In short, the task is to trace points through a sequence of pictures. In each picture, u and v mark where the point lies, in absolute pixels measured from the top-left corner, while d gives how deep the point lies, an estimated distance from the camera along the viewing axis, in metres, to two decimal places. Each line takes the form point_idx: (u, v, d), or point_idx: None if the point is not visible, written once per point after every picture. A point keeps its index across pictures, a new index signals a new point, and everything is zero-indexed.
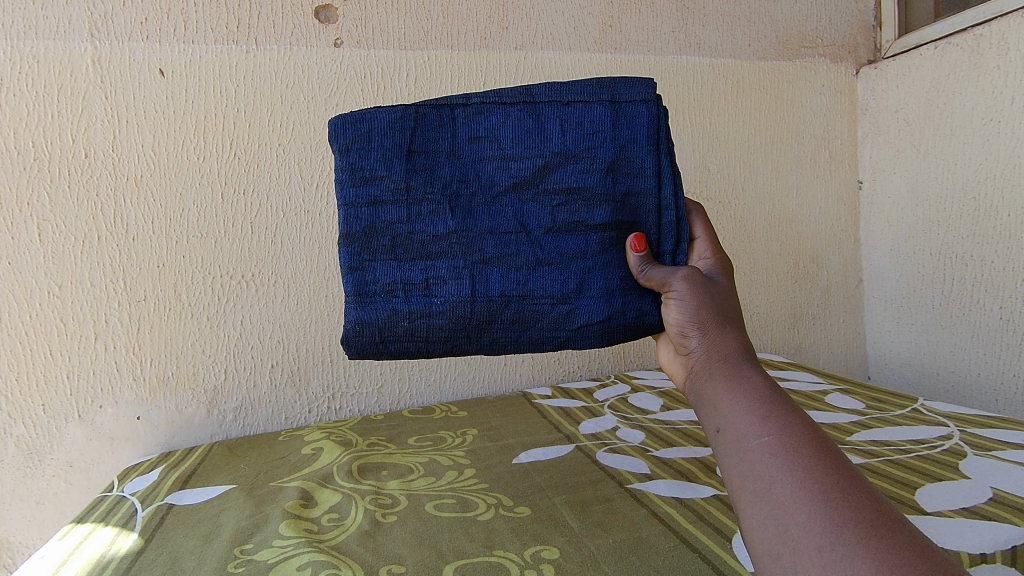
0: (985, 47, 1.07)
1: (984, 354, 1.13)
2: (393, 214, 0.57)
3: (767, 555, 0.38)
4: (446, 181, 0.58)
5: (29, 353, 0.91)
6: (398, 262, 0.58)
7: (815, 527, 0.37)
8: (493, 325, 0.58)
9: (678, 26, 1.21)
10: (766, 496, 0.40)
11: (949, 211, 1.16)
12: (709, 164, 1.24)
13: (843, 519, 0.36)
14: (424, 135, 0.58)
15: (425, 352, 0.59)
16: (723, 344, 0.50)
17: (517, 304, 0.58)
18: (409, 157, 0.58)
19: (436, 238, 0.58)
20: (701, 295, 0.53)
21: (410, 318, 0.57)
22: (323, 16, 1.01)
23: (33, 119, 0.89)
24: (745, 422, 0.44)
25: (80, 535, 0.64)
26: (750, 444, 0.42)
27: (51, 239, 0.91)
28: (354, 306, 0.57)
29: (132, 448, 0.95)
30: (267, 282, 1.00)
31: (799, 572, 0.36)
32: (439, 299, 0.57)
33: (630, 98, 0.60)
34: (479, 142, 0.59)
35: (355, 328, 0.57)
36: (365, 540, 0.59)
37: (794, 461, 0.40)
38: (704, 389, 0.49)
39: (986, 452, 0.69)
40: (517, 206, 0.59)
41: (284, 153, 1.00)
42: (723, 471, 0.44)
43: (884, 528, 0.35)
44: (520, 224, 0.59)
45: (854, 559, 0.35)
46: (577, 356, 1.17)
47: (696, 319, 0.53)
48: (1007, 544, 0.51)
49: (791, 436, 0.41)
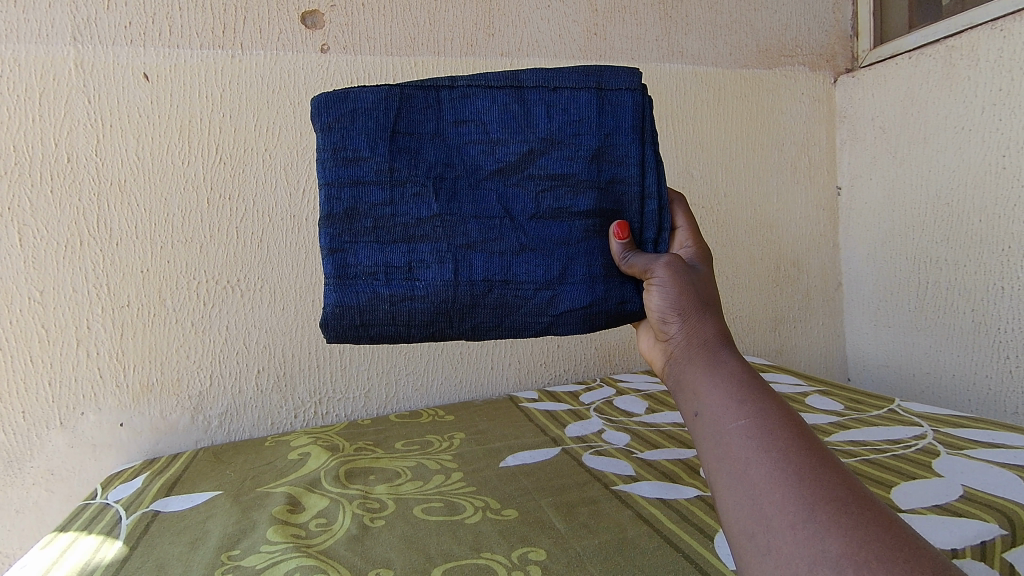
0: (956, 58, 1.11)
1: (957, 355, 1.16)
2: (376, 196, 0.58)
3: (742, 535, 0.39)
4: (430, 164, 0.59)
5: (9, 359, 0.90)
6: (378, 244, 0.58)
7: (789, 506, 0.38)
8: (476, 309, 0.59)
9: (661, 35, 1.23)
10: (742, 478, 0.40)
11: (923, 216, 1.19)
12: (692, 169, 1.26)
13: (816, 498, 0.37)
14: (409, 117, 0.59)
15: (405, 337, 0.59)
16: (702, 328, 0.51)
17: (500, 289, 0.59)
18: (393, 138, 0.58)
19: (419, 220, 0.58)
20: (682, 281, 0.54)
21: (392, 301, 0.57)
22: (309, 22, 1.01)
23: (14, 123, 0.88)
24: (722, 404, 0.45)
25: (63, 543, 0.63)
26: (727, 427, 0.43)
27: (33, 243, 0.90)
28: (334, 289, 0.57)
29: (115, 456, 0.94)
30: (253, 288, 1.00)
31: (772, 549, 0.37)
32: (422, 282, 0.58)
33: (617, 87, 0.61)
34: (464, 125, 0.60)
35: (334, 311, 0.57)
36: (353, 545, 0.60)
37: (769, 443, 0.41)
38: (683, 374, 0.50)
39: (958, 450, 0.72)
40: (501, 190, 0.60)
41: (270, 158, 1.00)
42: (700, 454, 0.45)
43: (854, 507, 0.37)
44: (504, 209, 0.60)
45: (825, 536, 0.35)
46: (563, 360, 1.18)
47: (677, 306, 0.53)
48: (977, 539, 0.53)
49: (767, 418, 0.42)
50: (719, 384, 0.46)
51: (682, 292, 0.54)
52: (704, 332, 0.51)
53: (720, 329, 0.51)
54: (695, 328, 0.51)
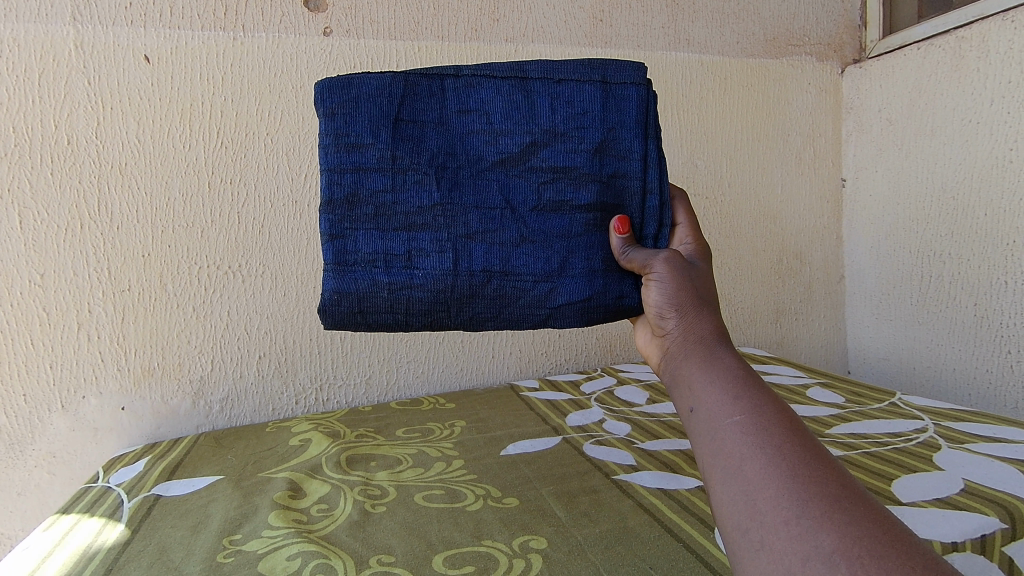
0: (966, 50, 1.10)
1: (958, 349, 1.16)
2: (377, 183, 0.57)
3: (736, 530, 0.39)
4: (433, 153, 0.58)
5: (10, 342, 0.90)
6: (379, 231, 0.58)
7: (783, 502, 0.37)
8: (476, 300, 0.59)
9: (667, 22, 1.21)
10: (736, 473, 0.40)
11: (928, 210, 1.18)
12: (697, 159, 1.25)
13: (809, 494, 0.37)
14: (413, 105, 0.58)
15: (403, 326, 0.58)
16: (699, 324, 0.51)
17: (499, 280, 0.58)
18: (396, 126, 0.58)
19: (419, 208, 0.58)
20: (680, 277, 0.54)
21: (390, 289, 0.57)
22: (312, 5, 1.00)
23: (13, 104, 0.87)
24: (717, 401, 0.45)
25: (65, 526, 0.64)
26: (722, 423, 0.43)
27: (33, 226, 0.89)
28: (333, 277, 0.57)
29: (116, 439, 0.95)
30: (254, 273, 0.99)
31: (766, 545, 0.37)
32: (421, 271, 0.57)
33: (621, 81, 0.61)
34: (467, 115, 0.59)
35: (333, 297, 0.57)
36: (354, 531, 0.60)
37: (763, 439, 0.41)
38: (679, 369, 0.50)
39: (959, 444, 0.72)
40: (503, 181, 0.59)
41: (272, 143, 0.99)
42: (695, 450, 0.44)
43: (847, 503, 0.36)
44: (506, 200, 0.59)
45: (818, 532, 0.35)
46: (564, 349, 1.18)
47: (674, 301, 0.53)
48: (977, 533, 0.53)
49: (762, 415, 0.42)
50: (714, 380, 0.46)
51: (679, 289, 0.53)
52: (700, 328, 0.51)
53: (717, 326, 0.51)
54: (692, 325, 0.51)
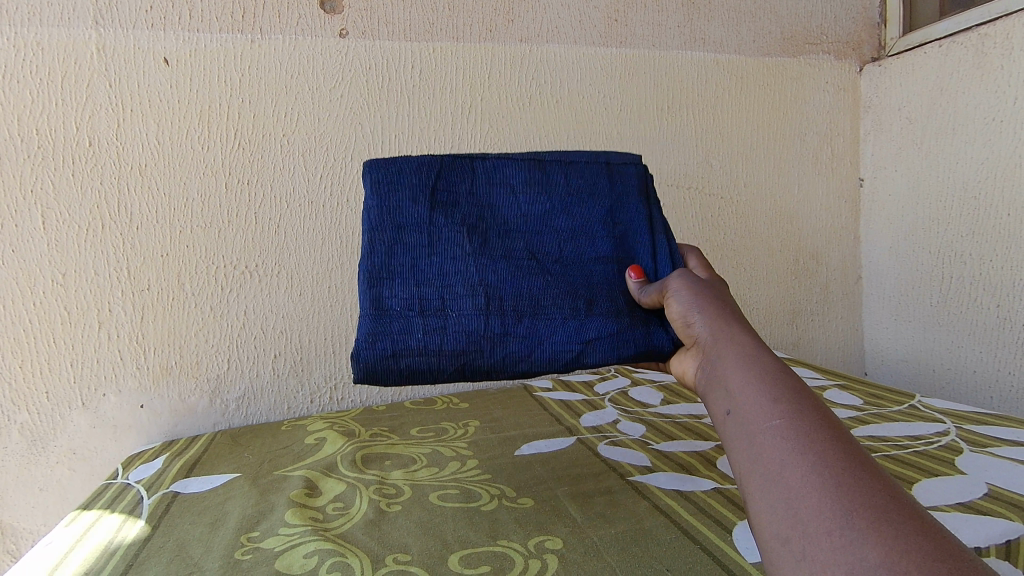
0: (989, 47, 1.08)
1: (980, 351, 1.14)
2: (412, 241, 0.60)
3: (775, 539, 0.37)
4: (464, 216, 0.62)
5: (34, 340, 0.91)
6: (413, 282, 0.59)
7: (825, 510, 0.36)
8: (507, 339, 0.58)
9: (683, 21, 1.21)
10: (776, 480, 0.39)
11: (950, 210, 1.16)
12: (712, 159, 1.24)
13: (854, 503, 0.36)
14: (445, 177, 0.63)
15: (437, 368, 0.57)
16: (730, 331, 0.51)
17: (530, 320, 0.59)
18: (432, 194, 0.62)
19: (452, 263, 0.60)
20: (711, 299, 0.55)
21: (424, 331, 0.57)
22: (328, 6, 1.01)
23: (37, 106, 0.89)
24: (754, 404, 0.44)
25: (87, 521, 0.65)
26: (761, 427, 0.42)
27: (56, 226, 0.91)
28: (369, 321, 0.57)
29: (136, 437, 0.96)
30: (270, 273, 1.00)
31: (808, 554, 0.35)
32: (455, 315, 0.58)
33: (623, 161, 0.68)
34: (493, 186, 0.63)
35: (367, 339, 0.56)
36: (371, 529, 0.60)
37: (803, 444, 0.40)
38: (714, 380, 0.49)
39: (982, 448, 0.71)
40: (528, 241, 0.62)
41: (288, 143, 1.00)
42: (733, 457, 0.44)
43: (895, 513, 0.35)
44: (531, 255, 0.62)
45: (864, 542, 0.34)
46: (578, 350, 1.18)
47: (706, 318, 0.54)
48: (1002, 539, 0.52)
49: (803, 422, 0.41)
50: (751, 383, 0.46)
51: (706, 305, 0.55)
52: (730, 335, 0.51)
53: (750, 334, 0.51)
54: (723, 333, 0.51)
